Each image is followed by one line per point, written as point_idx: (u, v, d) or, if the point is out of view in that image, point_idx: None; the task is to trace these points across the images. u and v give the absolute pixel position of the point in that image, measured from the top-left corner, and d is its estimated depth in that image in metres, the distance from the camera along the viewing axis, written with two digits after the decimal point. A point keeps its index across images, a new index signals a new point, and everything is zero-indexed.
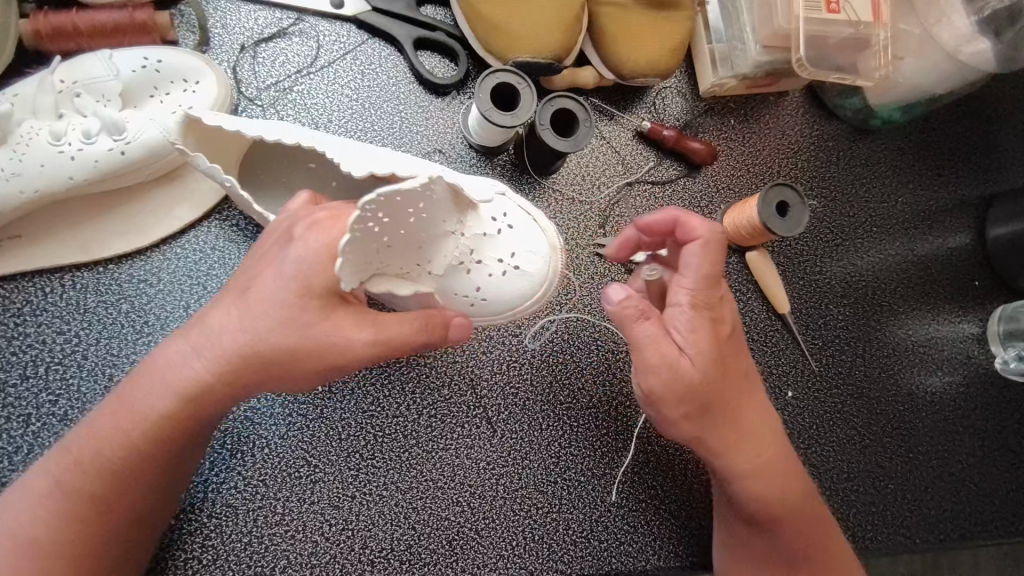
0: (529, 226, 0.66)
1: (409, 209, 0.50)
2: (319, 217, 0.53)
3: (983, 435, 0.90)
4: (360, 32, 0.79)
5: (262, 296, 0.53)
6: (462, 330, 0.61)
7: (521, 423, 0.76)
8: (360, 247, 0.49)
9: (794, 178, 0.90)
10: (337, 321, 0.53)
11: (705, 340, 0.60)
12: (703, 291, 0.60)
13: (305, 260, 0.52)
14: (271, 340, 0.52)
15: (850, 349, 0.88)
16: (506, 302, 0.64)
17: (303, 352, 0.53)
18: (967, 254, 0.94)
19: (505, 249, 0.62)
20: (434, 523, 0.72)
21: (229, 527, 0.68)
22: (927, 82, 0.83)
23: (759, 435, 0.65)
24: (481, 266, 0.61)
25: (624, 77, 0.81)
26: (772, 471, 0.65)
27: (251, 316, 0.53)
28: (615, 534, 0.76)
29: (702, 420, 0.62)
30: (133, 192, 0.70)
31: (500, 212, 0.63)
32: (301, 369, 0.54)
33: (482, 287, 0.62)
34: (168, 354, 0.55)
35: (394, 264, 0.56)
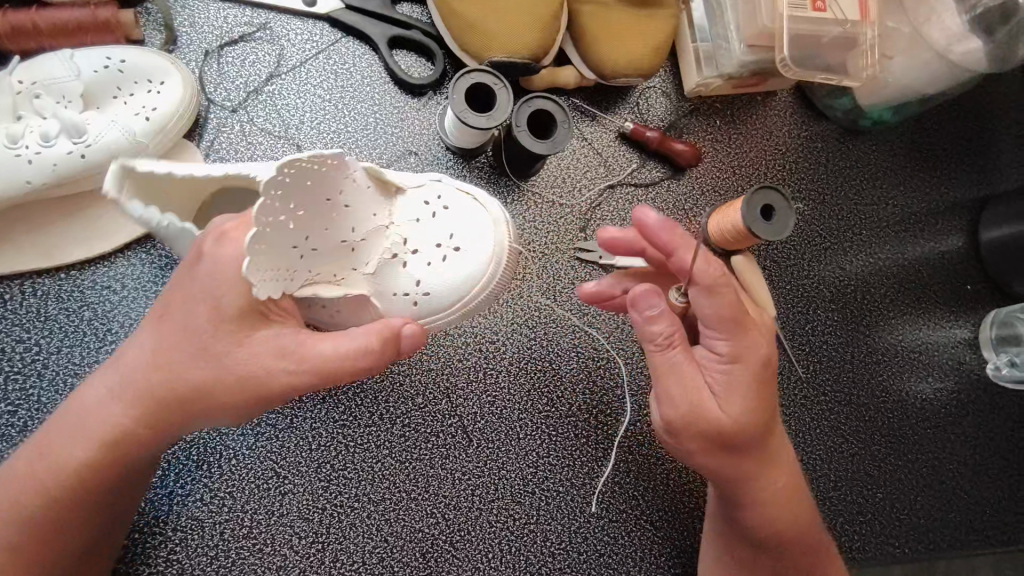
0: (469, 206, 0.64)
1: (320, 192, 0.54)
2: (224, 227, 0.52)
3: (974, 443, 0.88)
4: (333, 30, 0.78)
5: (186, 322, 0.52)
6: (415, 338, 0.56)
7: (498, 432, 0.74)
8: (269, 235, 0.50)
9: (781, 180, 0.88)
10: (254, 347, 0.52)
11: (740, 387, 0.58)
12: (747, 340, 0.59)
13: (215, 281, 0.51)
14: (194, 373, 0.52)
15: (838, 355, 0.86)
16: (454, 291, 0.62)
17: (224, 383, 0.52)
18: (960, 258, 0.92)
19: (441, 234, 0.63)
20: (408, 535, 0.71)
21: (194, 541, 0.67)
22: (918, 81, 0.81)
23: (779, 472, 0.63)
24: (418, 256, 0.62)
25: (605, 77, 0.79)
26: (794, 512, 0.64)
27: (171, 343, 0.52)
28: (594, 545, 0.74)
29: (722, 456, 0.60)
30: (95, 198, 0.68)
31: (435, 196, 0.64)
32: (221, 403, 0.53)
33: (422, 281, 0.62)
34: (110, 379, 0.54)
35: (322, 254, 0.57)
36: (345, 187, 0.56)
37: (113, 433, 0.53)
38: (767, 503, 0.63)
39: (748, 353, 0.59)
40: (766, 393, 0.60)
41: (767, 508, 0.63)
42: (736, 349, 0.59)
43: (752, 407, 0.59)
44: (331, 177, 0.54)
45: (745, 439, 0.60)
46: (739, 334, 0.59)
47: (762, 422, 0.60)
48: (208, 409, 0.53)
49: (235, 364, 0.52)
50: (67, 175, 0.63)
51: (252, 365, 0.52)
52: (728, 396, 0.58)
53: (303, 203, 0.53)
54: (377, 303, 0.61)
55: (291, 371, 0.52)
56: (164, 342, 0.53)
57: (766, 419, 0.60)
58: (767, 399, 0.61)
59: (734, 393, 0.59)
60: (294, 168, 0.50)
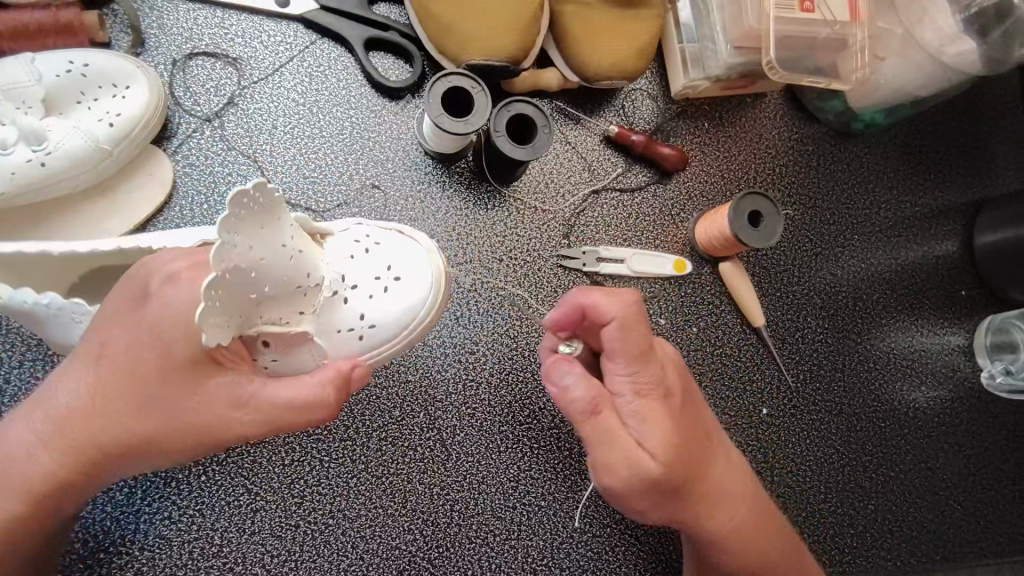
0: (402, 241, 0.62)
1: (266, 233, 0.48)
2: (177, 268, 0.50)
3: (969, 452, 0.86)
4: (308, 32, 0.76)
5: (132, 363, 0.50)
6: (362, 375, 0.56)
7: (478, 445, 0.72)
8: (228, 280, 0.46)
9: (770, 185, 0.86)
10: (205, 396, 0.50)
11: (656, 421, 0.55)
12: (651, 372, 0.56)
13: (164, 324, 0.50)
14: (137, 421, 0.51)
15: (829, 364, 0.84)
16: (397, 324, 0.60)
17: (171, 431, 0.51)
18: (954, 263, 0.90)
19: (377, 267, 0.60)
20: (385, 552, 0.69)
21: (162, 560, 0.65)
22: (908, 84, 0.79)
23: (724, 487, 0.60)
24: (357, 291, 0.58)
25: (589, 79, 0.77)
26: (753, 534, 0.62)
27: (121, 383, 0.50)
28: (577, 561, 0.72)
29: (665, 502, 0.57)
30: (56, 205, 0.66)
31: (363, 235, 0.61)
32: (175, 447, 0.52)
33: (367, 315, 0.58)
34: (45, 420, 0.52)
35: (279, 300, 0.52)
36: (291, 229, 0.52)
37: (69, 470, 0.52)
38: (726, 533, 0.61)
39: (651, 389, 0.55)
40: (690, 422, 0.58)
41: (727, 539, 0.61)
42: (642, 387, 0.55)
43: (680, 446, 0.55)
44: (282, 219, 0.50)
45: (687, 481, 0.57)
46: (641, 370, 0.55)
47: (697, 457, 0.57)
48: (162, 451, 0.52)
49: (189, 411, 0.50)
50: (27, 184, 0.61)
51: (204, 414, 0.51)
52: (655, 445, 0.54)
53: (261, 245, 0.48)
54: (320, 342, 0.56)
55: (246, 421, 0.51)
56: (113, 383, 0.51)
57: (700, 452, 0.58)
58: (693, 425, 0.58)
59: (658, 437, 0.54)
60: (248, 208, 0.46)
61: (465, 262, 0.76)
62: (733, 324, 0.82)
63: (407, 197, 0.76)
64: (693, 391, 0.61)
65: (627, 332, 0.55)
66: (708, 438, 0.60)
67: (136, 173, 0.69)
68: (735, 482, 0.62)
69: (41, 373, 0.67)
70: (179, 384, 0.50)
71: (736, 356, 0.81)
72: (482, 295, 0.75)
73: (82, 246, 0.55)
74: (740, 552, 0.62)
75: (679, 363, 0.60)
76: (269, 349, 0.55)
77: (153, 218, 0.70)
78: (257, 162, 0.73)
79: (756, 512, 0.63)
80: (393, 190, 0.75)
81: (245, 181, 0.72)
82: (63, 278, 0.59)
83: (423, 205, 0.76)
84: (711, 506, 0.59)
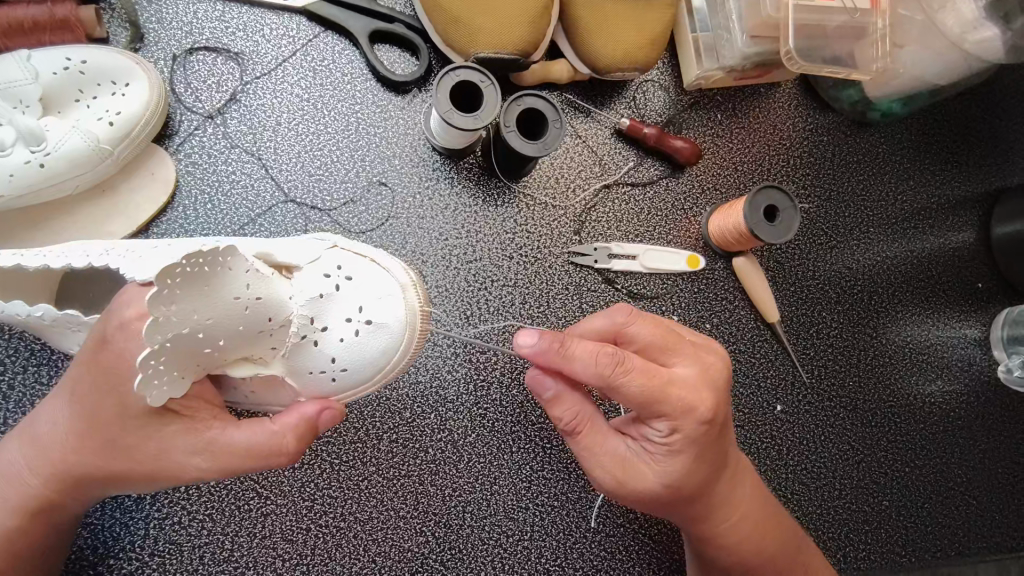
0: (376, 272, 0.59)
1: (205, 287, 0.47)
2: (127, 316, 0.48)
3: (985, 446, 0.85)
4: (311, 25, 0.74)
5: (96, 408, 0.50)
6: (332, 417, 0.55)
7: (490, 446, 0.71)
8: (174, 343, 0.46)
9: (785, 177, 0.84)
10: (167, 439, 0.50)
11: (681, 450, 0.55)
12: (685, 408, 0.53)
13: (117, 369, 0.49)
14: (108, 461, 0.51)
15: (844, 358, 0.83)
16: (370, 368, 0.58)
17: (140, 471, 0.51)
18: (970, 254, 0.88)
19: (349, 307, 0.57)
20: (397, 555, 0.68)
21: (173, 565, 0.65)
22: (928, 73, 0.77)
23: (735, 493, 0.61)
24: (328, 332, 0.56)
25: (600, 71, 0.75)
26: (754, 534, 0.62)
27: (86, 424, 0.50)
28: (591, 561, 0.71)
29: (673, 502, 0.57)
30: (53, 204, 0.65)
31: (334, 266, 0.58)
32: (136, 482, 0.52)
33: (339, 358, 0.57)
34: (24, 452, 0.53)
35: (244, 342, 0.52)
36: (247, 278, 0.50)
37: (47, 497, 0.53)
38: (723, 531, 0.61)
39: (684, 423, 0.54)
40: (712, 441, 0.56)
41: (722, 536, 0.61)
42: (673, 423, 0.54)
43: (692, 471, 0.56)
44: (231, 269, 0.49)
45: (690, 491, 0.57)
46: (670, 407, 0.53)
47: (706, 470, 0.57)
48: (125, 482, 0.52)
49: (147, 454, 0.50)
50: (25, 186, 0.60)
51: (162, 457, 0.50)
52: (666, 473, 0.55)
53: (207, 307, 0.48)
54: (293, 383, 0.57)
55: (204, 468, 0.50)
56: (80, 419, 0.50)
57: (711, 461, 0.57)
58: (718, 443, 0.57)
59: (673, 467, 0.55)
60: (177, 276, 0.45)
61: (476, 259, 0.74)
62: (747, 320, 0.80)
63: (416, 193, 0.74)
64: (728, 403, 0.57)
65: (646, 380, 0.53)
66: (725, 447, 0.58)
67: (138, 170, 0.68)
68: (739, 483, 0.61)
69: (45, 379, 0.65)
70: (136, 428, 0.49)
71: (749, 353, 0.79)
72: (493, 293, 0.74)
73: (56, 261, 0.52)
74: (736, 550, 0.62)
75: (718, 375, 0.57)
76: (247, 381, 0.57)
77: (156, 219, 0.68)
78: (260, 160, 0.71)
79: (758, 512, 0.63)
80: (400, 187, 0.74)
81: (249, 179, 0.71)
82: (43, 282, 0.59)
83: (431, 202, 0.74)
84: (709, 506, 0.59)
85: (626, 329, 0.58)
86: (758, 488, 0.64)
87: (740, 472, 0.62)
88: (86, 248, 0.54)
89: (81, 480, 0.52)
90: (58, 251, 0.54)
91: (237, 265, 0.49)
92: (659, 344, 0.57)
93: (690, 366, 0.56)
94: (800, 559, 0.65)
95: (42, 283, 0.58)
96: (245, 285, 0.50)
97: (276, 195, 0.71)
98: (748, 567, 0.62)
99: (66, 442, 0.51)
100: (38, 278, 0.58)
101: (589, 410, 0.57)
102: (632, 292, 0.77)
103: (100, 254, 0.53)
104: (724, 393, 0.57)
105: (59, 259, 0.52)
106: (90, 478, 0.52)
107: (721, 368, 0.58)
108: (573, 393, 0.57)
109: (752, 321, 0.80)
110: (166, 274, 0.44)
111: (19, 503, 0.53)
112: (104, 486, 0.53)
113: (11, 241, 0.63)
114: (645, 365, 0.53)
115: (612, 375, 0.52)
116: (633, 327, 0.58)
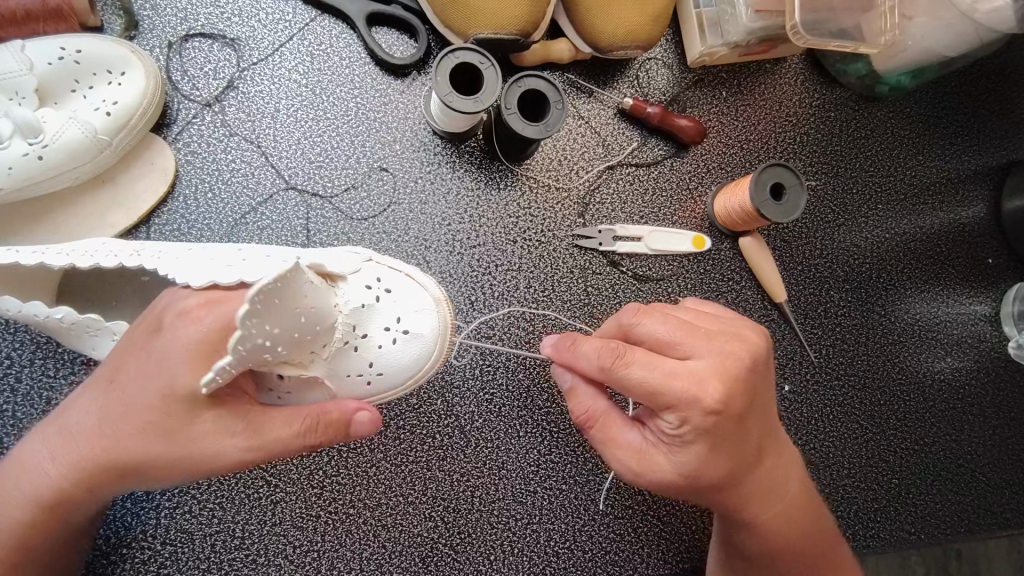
0: (406, 283, 0.62)
1: (278, 301, 0.46)
2: (187, 304, 0.50)
3: (995, 422, 0.84)
4: (307, 9, 0.73)
5: (134, 395, 0.50)
6: (368, 425, 0.54)
7: (498, 430, 0.71)
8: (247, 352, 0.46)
9: (792, 154, 0.83)
10: (204, 426, 0.49)
11: (691, 443, 0.53)
12: (688, 399, 0.51)
13: (166, 355, 0.49)
14: (136, 450, 0.50)
15: (854, 336, 0.82)
16: (405, 373, 0.61)
17: (169, 459, 0.50)
18: (981, 228, 0.86)
19: (388, 317, 0.59)
20: (407, 540, 0.68)
21: (185, 553, 0.65)
22: (937, 46, 0.75)
23: (767, 482, 0.59)
24: (368, 339, 0.58)
25: (600, 50, 0.74)
26: (783, 521, 0.60)
27: (121, 411, 0.50)
28: (600, 543, 0.72)
29: (696, 492, 0.56)
30: (54, 197, 0.65)
31: (374, 278, 0.60)
32: (165, 474, 0.51)
33: (376, 362, 0.59)
34: (54, 442, 0.52)
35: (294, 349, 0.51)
36: (306, 289, 0.50)
37: (71, 489, 0.52)
38: (751, 519, 0.59)
39: (692, 414, 0.52)
40: (728, 433, 0.53)
41: (750, 524, 0.60)
42: (680, 415, 0.52)
43: (710, 462, 0.54)
44: (296, 283, 0.48)
45: (710, 482, 0.55)
46: (673, 398, 0.51)
47: (727, 461, 0.54)
48: (152, 477, 0.51)
49: (181, 441, 0.49)
50: (25, 178, 0.60)
51: (199, 444, 0.50)
52: (681, 463, 0.54)
53: (278, 318, 0.47)
54: (330, 385, 0.57)
55: (237, 451, 0.50)
56: (117, 407, 0.50)
57: (734, 455, 0.55)
58: (738, 434, 0.54)
59: (687, 457, 0.54)
60: (264, 293, 0.45)
61: (479, 244, 0.73)
62: (753, 300, 0.79)
63: (417, 178, 0.73)
64: (752, 395, 0.53)
65: (651, 371, 0.52)
66: (754, 440, 0.56)
67: (137, 162, 0.67)
68: (774, 473, 0.59)
69: (52, 371, 0.66)
70: (171, 414, 0.49)
71: None
72: (497, 278, 0.73)
73: (83, 261, 0.52)
74: (762, 533, 0.61)
75: (740, 367, 0.53)
76: (283, 382, 0.56)
77: (156, 209, 0.68)
78: (260, 149, 0.71)
79: (790, 499, 0.61)
80: (401, 172, 0.73)
81: (249, 168, 0.70)
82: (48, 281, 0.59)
83: (433, 187, 0.74)
84: (740, 496, 0.58)
85: (636, 327, 0.55)
86: (795, 476, 0.61)
87: (774, 464, 0.59)
88: (117, 247, 0.55)
89: (106, 473, 0.51)
90: (72, 248, 0.54)
91: (300, 278, 0.48)
92: (671, 339, 0.54)
93: (706, 357, 0.52)
94: (818, 548, 0.63)
95: (46, 281, 0.59)
96: (304, 296, 0.49)
97: (276, 183, 0.70)
98: (769, 552, 0.62)
99: (95, 432, 0.50)
100: (43, 275, 0.59)
101: (603, 404, 0.57)
102: (637, 274, 0.76)
103: (131, 254, 0.54)
104: (746, 387, 0.53)
105: (86, 258, 0.53)
106: (117, 470, 0.51)
107: (746, 358, 0.53)
108: (587, 390, 0.58)
109: (759, 302, 0.79)
110: (257, 292, 0.44)
111: (46, 493, 0.52)
112: (130, 482, 0.52)
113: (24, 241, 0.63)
114: (648, 354, 0.52)
115: (605, 362, 0.53)
116: (644, 326, 0.55)
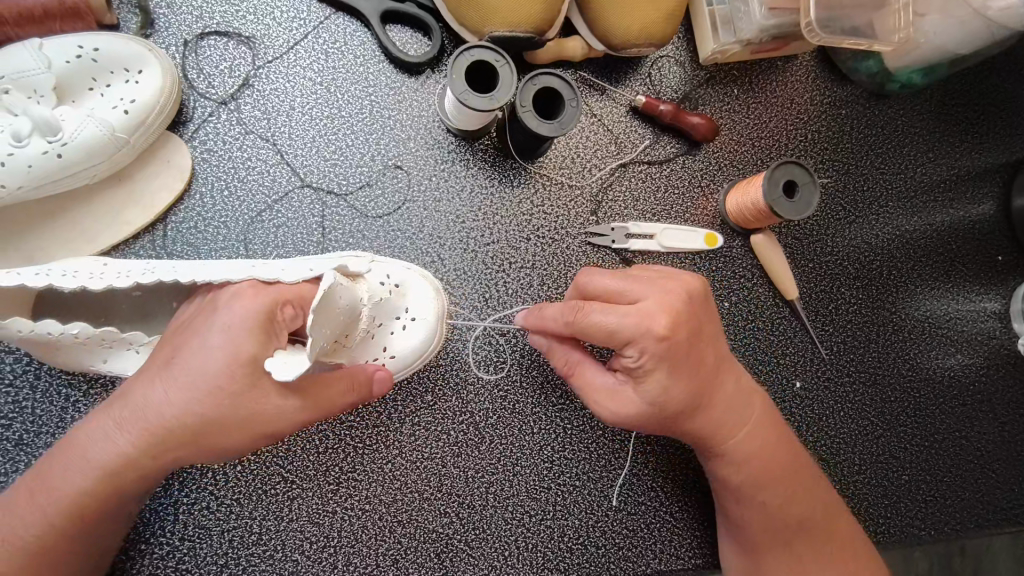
0: (407, 274, 0.66)
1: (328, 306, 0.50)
2: (241, 286, 0.53)
3: (1004, 419, 0.84)
4: (322, 6, 0.73)
5: (200, 364, 0.49)
6: (386, 381, 0.59)
7: (512, 426, 0.71)
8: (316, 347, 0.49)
9: (804, 153, 0.83)
10: (265, 391, 0.50)
11: (649, 373, 0.56)
12: (638, 327, 0.55)
13: (234, 325, 0.49)
14: (202, 417, 0.49)
15: (863, 333, 0.82)
16: (415, 355, 0.65)
17: (233, 422, 0.49)
18: (990, 226, 0.87)
19: (399, 309, 0.63)
20: (422, 536, 0.69)
21: (203, 549, 0.66)
22: (949, 43, 0.75)
23: (738, 414, 0.62)
24: (383, 328, 0.62)
25: (615, 47, 0.74)
26: (759, 452, 0.63)
27: (187, 380, 0.49)
28: (613, 539, 0.72)
29: (671, 423, 0.60)
30: (70, 196, 0.65)
31: (384, 275, 0.63)
32: (227, 440, 0.50)
33: (390, 346, 0.63)
34: (110, 415, 0.50)
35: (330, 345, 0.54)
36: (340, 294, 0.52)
37: (131, 466, 0.50)
38: (728, 451, 0.63)
39: (645, 343, 0.55)
40: (683, 358, 0.57)
41: (729, 458, 0.63)
42: (636, 345, 0.55)
43: (673, 388, 0.57)
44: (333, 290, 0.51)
45: (680, 411, 0.59)
46: (628, 330, 0.55)
47: (690, 387, 0.58)
48: (205, 450, 0.50)
49: (246, 403, 0.49)
50: (43, 176, 0.60)
51: (259, 408, 0.50)
52: (647, 394, 0.57)
53: (326, 319, 0.51)
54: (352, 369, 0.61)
55: (295, 408, 0.51)
56: (182, 376, 0.49)
57: (694, 383, 0.58)
58: (693, 359, 0.57)
59: (653, 387, 0.57)
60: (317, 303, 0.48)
61: (493, 242, 0.74)
62: (764, 297, 0.79)
63: (431, 176, 0.73)
64: (695, 323, 0.57)
65: (605, 313, 0.56)
66: (714, 369, 0.60)
67: (152, 160, 0.68)
68: (745, 407, 0.63)
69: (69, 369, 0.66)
70: (240, 378, 0.49)
71: (767, 330, 0.79)
72: (511, 276, 0.73)
73: (98, 283, 0.54)
74: (741, 466, 0.63)
75: (683, 299, 0.57)
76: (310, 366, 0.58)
77: (172, 207, 0.68)
78: (275, 145, 0.71)
79: (765, 434, 0.64)
80: (416, 170, 0.73)
81: (265, 165, 0.70)
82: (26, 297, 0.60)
83: (447, 184, 0.74)
84: (713, 426, 0.61)
85: (589, 282, 0.61)
86: (765, 416, 0.65)
87: (741, 395, 0.63)
88: (127, 267, 0.58)
89: (169, 445, 0.49)
90: (75, 269, 0.57)
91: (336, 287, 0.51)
92: (619, 285, 0.59)
93: (652, 293, 0.57)
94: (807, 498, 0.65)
95: (21, 298, 0.59)
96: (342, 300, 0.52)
97: (292, 180, 0.71)
98: (750, 492, 0.64)
99: (159, 402, 0.49)
100: (18, 293, 0.59)
101: (578, 355, 0.62)
102: None
103: (145, 272, 0.56)
104: (689, 318, 0.57)
105: (99, 280, 0.55)
106: (180, 441, 0.49)
107: (688, 292, 0.58)
108: (567, 348, 0.62)
109: (770, 299, 0.80)
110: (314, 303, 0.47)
111: (102, 472, 0.50)
112: (180, 461, 0.51)
113: (35, 260, 0.63)
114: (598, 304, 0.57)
115: (569, 312, 0.58)
116: (596, 279, 0.60)
